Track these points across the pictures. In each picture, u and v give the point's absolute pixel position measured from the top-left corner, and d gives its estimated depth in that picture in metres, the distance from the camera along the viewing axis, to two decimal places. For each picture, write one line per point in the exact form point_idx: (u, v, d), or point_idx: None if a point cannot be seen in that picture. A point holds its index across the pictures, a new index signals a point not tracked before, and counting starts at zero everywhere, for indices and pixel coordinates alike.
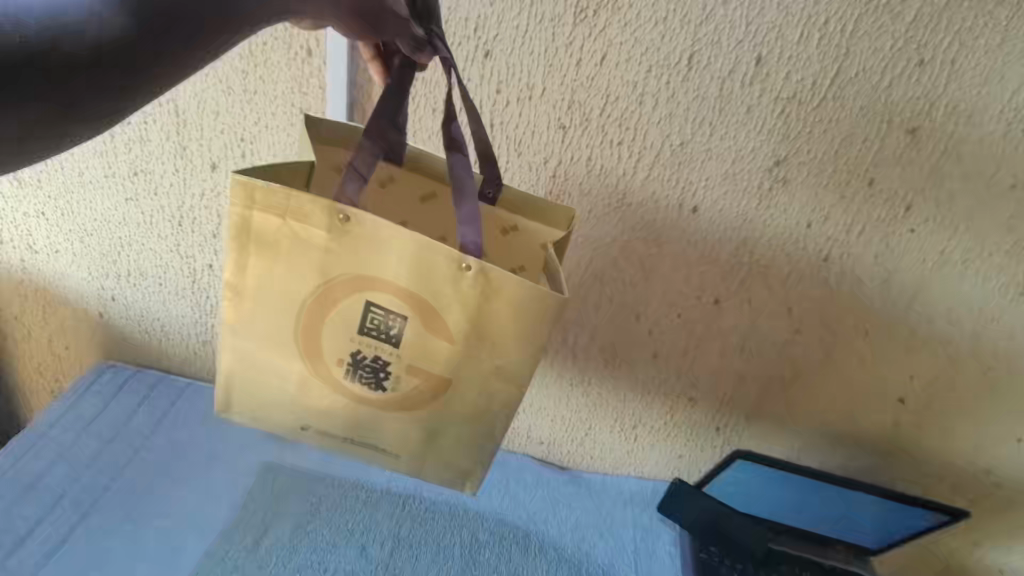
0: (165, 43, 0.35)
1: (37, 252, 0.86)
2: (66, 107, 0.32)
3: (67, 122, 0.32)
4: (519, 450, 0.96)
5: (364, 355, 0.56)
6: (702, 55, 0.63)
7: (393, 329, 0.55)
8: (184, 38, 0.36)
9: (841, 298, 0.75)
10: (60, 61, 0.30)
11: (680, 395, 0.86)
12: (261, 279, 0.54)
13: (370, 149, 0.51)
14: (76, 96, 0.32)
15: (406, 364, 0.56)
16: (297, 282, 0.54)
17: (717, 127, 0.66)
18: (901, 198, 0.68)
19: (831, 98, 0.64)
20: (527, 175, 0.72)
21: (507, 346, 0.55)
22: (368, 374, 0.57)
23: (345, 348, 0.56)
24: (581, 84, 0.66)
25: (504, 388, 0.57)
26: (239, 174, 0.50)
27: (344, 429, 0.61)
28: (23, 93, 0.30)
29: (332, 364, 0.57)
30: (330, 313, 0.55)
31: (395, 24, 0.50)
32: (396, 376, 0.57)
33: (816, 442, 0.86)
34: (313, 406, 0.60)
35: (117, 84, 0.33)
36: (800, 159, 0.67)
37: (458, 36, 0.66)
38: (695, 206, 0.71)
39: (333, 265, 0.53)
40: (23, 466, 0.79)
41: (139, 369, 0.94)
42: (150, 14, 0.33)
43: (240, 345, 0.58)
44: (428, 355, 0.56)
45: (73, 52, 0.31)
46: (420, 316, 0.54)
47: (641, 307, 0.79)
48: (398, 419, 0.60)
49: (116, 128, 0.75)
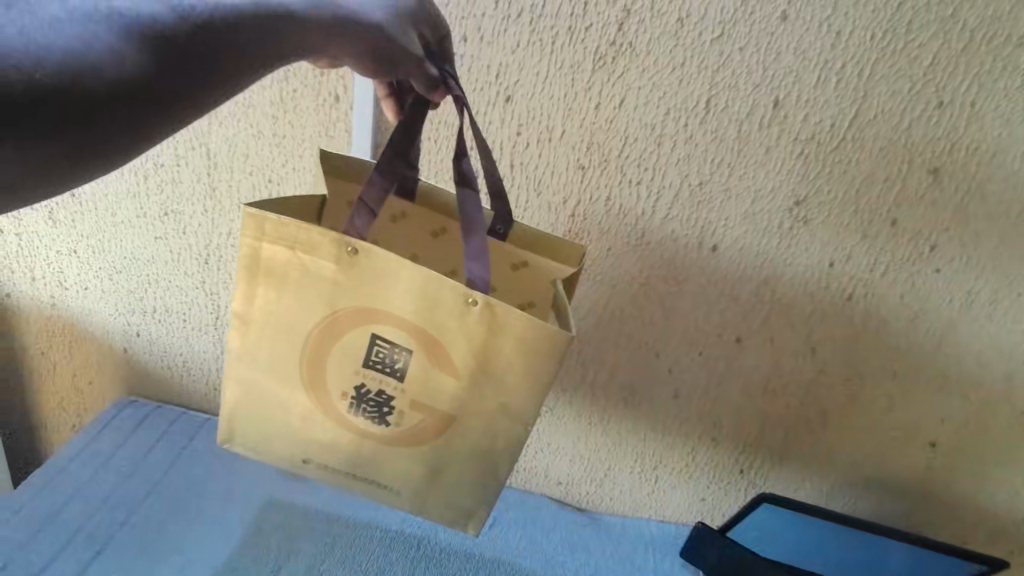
0: (181, 79, 0.36)
1: (67, 289, 0.88)
2: (82, 143, 0.33)
3: (85, 156, 0.33)
4: (536, 490, 0.94)
5: (368, 389, 0.56)
6: (720, 99, 0.64)
7: (398, 363, 0.55)
8: (199, 74, 0.37)
9: (866, 337, 0.73)
10: (79, 97, 0.32)
11: (702, 436, 0.84)
12: (269, 311, 0.55)
13: (380, 185, 0.53)
14: (95, 131, 0.33)
15: (410, 400, 0.56)
16: (304, 313, 0.54)
17: (737, 168, 0.67)
18: (925, 237, 0.67)
19: (850, 139, 0.64)
20: (547, 215, 0.73)
21: (515, 381, 0.54)
22: (371, 409, 0.57)
23: (349, 381, 0.56)
24: (600, 127, 0.68)
25: (518, 426, 0.56)
26: (250, 207, 0.52)
27: (347, 465, 0.60)
28: (40, 130, 0.31)
29: (336, 397, 0.57)
30: (336, 346, 0.55)
31: (411, 66, 0.51)
32: (399, 411, 0.57)
33: (845, 487, 0.83)
34: (317, 439, 0.60)
35: (135, 119, 0.35)
36: (820, 199, 0.67)
37: (480, 82, 0.68)
38: (715, 244, 0.71)
39: (339, 296, 0.53)
40: (41, 501, 0.79)
41: (159, 405, 0.95)
42: (168, 53, 0.35)
43: (249, 376, 0.58)
44: (432, 391, 0.55)
45: (92, 88, 0.32)
46: (425, 350, 0.54)
47: (661, 345, 0.79)
48: (412, 457, 0.59)
49: (150, 169, 0.78)
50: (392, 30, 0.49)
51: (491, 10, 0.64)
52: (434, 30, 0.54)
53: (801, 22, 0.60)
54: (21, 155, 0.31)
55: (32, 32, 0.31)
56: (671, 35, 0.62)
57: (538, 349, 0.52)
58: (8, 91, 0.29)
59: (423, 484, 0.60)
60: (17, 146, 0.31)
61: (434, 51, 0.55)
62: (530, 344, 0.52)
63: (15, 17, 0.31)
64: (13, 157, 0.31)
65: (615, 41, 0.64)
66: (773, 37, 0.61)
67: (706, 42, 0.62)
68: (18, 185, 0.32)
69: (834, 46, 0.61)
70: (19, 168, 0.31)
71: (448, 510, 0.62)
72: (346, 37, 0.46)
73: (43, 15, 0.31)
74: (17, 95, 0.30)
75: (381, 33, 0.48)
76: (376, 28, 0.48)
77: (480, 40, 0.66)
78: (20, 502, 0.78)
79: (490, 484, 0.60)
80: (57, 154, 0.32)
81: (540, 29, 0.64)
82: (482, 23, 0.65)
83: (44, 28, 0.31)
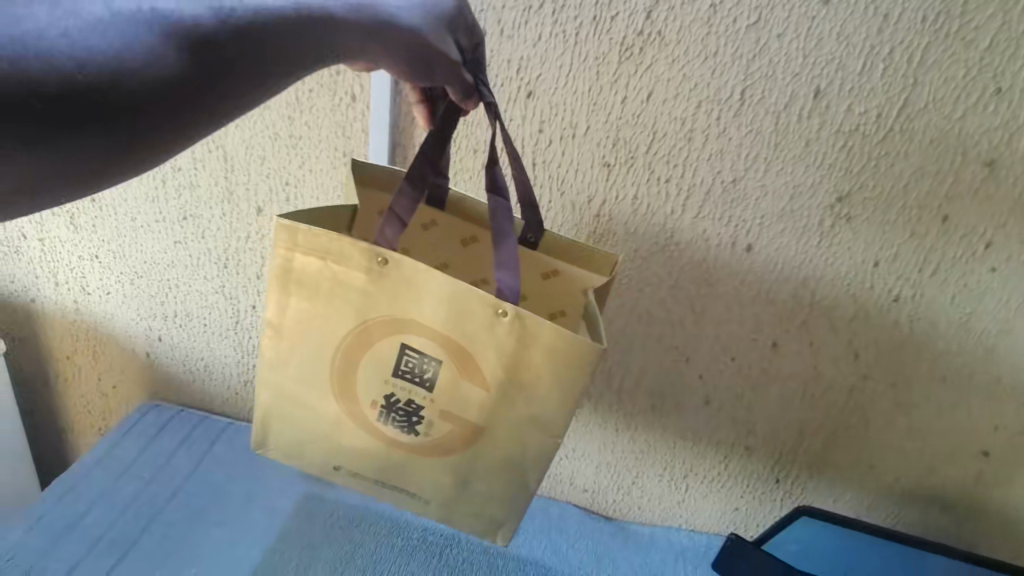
0: (213, 86, 0.34)
1: (90, 294, 0.89)
2: (116, 145, 0.31)
3: (118, 159, 0.32)
4: (561, 498, 0.91)
5: (398, 399, 0.54)
6: (756, 89, 0.60)
7: (427, 373, 0.53)
8: (227, 83, 0.35)
9: (913, 341, 0.69)
10: (116, 99, 0.30)
11: (736, 443, 0.80)
12: (301, 320, 0.53)
13: (410, 195, 0.51)
14: (127, 135, 0.31)
15: (439, 410, 0.54)
16: (334, 322, 0.53)
17: (773, 163, 0.63)
18: (980, 234, 0.62)
19: (898, 130, 0.60)
20: (570, 215, 0.70)
21: (546, 392, 0.51)
22: (401, 418, 0.55)
23: (379, 391, 0.54)
24: (627, 121, 0.64)
25: (546, 439, 0.53)
26: (282, 218, 0.50)
27: (376, 476, 0.59)
28: (74, 128, 0.29)
29: (366, 407, 0.55)
30: (363, 356, 0.53)
31: (444, 73, 0.47)
32: (428, 421, 0.54)
33: (888, 499, 0.79)
34: (346, 447, 0.58)
35: (165, 125, 0.33)
36: (864, 194, 0.63)
37: (501, 77, 0.65)
38: (750, 244, 0.68)
39: (370, 306, 0.51)
40: (66, 505, 0.79)
41: (181, 409, 0.94)
42: (205, 51, 0.33)
43: (280, 384, 0.57)
44: (462, 402, 0.53)
45: (130, 91, 0.30)
46: (455, 363, 0.52)
47: (692, 351, 0.75)
48: (437, 471, 0.57)
49: (169, 173, 0.77)
50: (427, 36, 0.45)
51: (511, 2, 0.62)
52: (468, 36, 0.50)
53: (845, 5, 0.56)
54: (48, 156, 0.29)
55: (76, 33, 0.28)
56: (703, 23, 0.59)
57: (569, 362, 0.49)
58: (46, 88, 0.28)
59: (446, 498, 0.58)
60: (51, 148, 0.29)
61: (470, 58, 0.51)
62: (564, 356, 0.49)
63: (60, 17, 0.28)
64: (38, 156, 0.29)
65: (642, 30, 0.60)
66: (813, 23, 0.57)
67: (741, 29, 0.58)
68: (42, 183, 0.30)
69: (880, 31, 0.56)
70: (43, 170, 0.30)
71: (471, 524, 0.60)
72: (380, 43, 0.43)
73: (86, 15, 0.29)
74: (55, 92, 0.28)
75: (416, 37, 0.44)
76: (413, 35, 0.44)
77: (500, 33, 0.63)
78: (48, 505, 0.79)
79: (515, 501, 0.57)
80: (89, 158, 0.30)
81: (563, 20, 0.61)
82: (502, 15, 0.62)
83: (87, 30, 0.29)
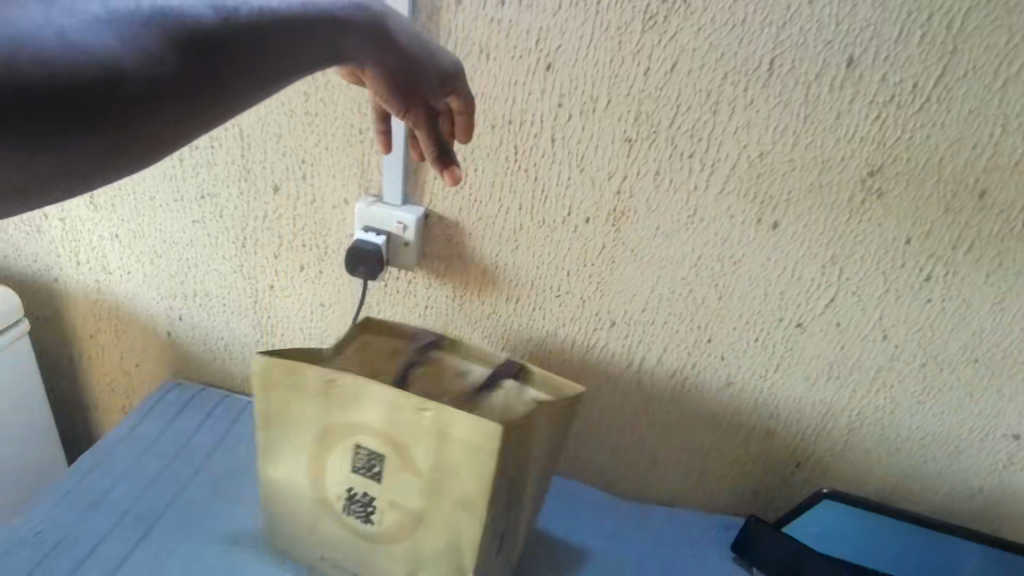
0: (225, 74, 0.32)
1: (111, 273, 0.90)
2: (124, 141, 0.28)
3: (125, 154, 0.29)
4: (578, 479, 0.90)
5: (356, 492, 0.63)
6: (786, 59, 0.58)
7: (376, 468, 0.61)
8: (237, 69, 0.32)
9: (944, 322, 0.67)
10: (123, 93, 0.27)
11: (757, 425, 0.79)
12: (290, 450, 0.65)
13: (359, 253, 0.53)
14: (134, 130, 0.28)
15: (387, 499, 0.62)
16: (303, 431, 0.63)
17: (802, 137, 0.61)
18: (1019, 210, 0.60)
19: (934, 100, 0.57)
20: (589, 192, 0.69)
21: (470, 482, 0.57)
22: (359, 508, 0.63)
23: (341, 482, 0.63)
24: (649, 94, 0.62)
25: (472, 523, 0.58)
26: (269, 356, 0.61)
27: (346, 542, 0.66)
28: (79, 126, 0.26)
29: (334, 496, 0.64)
30: (334, 428, 0.61)
31: (432, 87, 0.54)
32: (381, 511, 0.62)
33: (912, 483, 0.77)
34: (319, 513, 0.66)
35: (175, 118, 0.30)
36: (897, 168, 0.60)
37: (519, 49, 0.63)
38: (775, 221, 0.66)
39: (330, 423, 0.61)
40: (93, 482, 0.80)
41: (203, 388, 0.96)
42: (211, 38, 0.31)
43: (274, 483, 0.68)
44: (404, 493, 0.61)
45: (138, 87, 0.28)
46: (395, 452, 0.59)
47: (714, 331, 0.74)
48: (397, 542, 0.63)
49: (186, 152, 0.77)
50: (420, 52, 0.52)
51: None
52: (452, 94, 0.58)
53: None
54: (50, 157, 0.26)
55: (72, 30, 0.26)
56: None
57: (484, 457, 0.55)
58: (44, 86, 0.25)
59: (412, 561, 0.63)
60: (55, 149, 0.26)
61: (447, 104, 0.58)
62: (486, 451, 0.54)
63: (55, 13, 0.26)
64: (40, 156, 0.26)
65: None
66: None
67: None
68: (42, 183, 0.27)
69: None
70: (44, 169, 0.27)
71: None
72: (386, 48, 0.48)
73: (82, 9, 0.26)
74: (54, 88, 0.25)
75: (417, 60, 0.51)
76: (412, 51, 0.51)
77: (519, 3, 0.61)
78: (74, 482, 0.80)
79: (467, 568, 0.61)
80: (94, 156, 0.28)
81: None
82: None
83: (83, 27, 0.26)
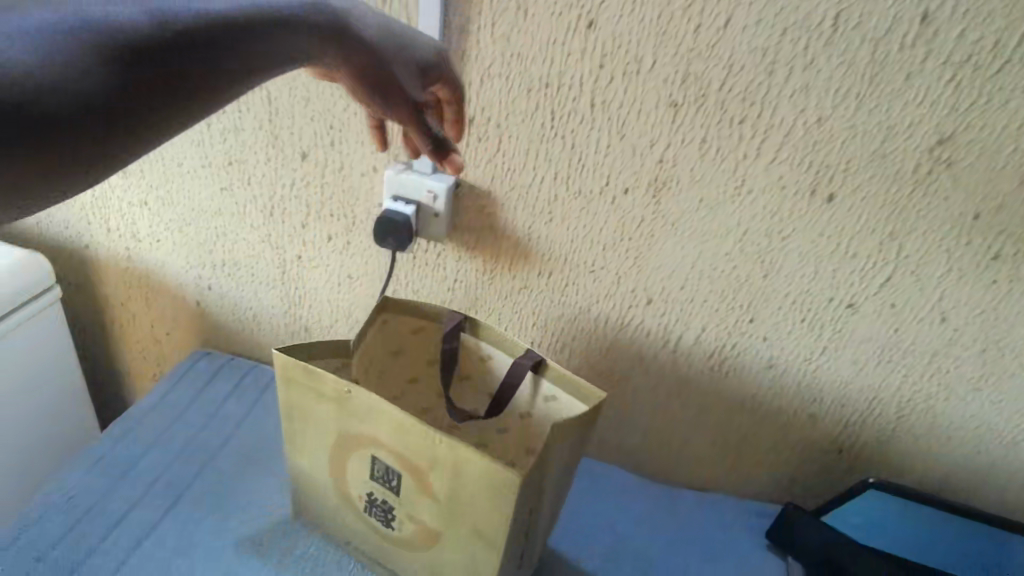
0: (169, 81, 0.35)
1: (141, 241, 0.89)
2: (72, 153, 0.32)
3: (73, 165, 0.32)
4: (608, 460, 0.88)
5: (375, 496, 0.62)
6: (852, 13, 0.53)
7: (392, 481, 0.59)
8: (178, 79, 0.35)
9: (1011, 304, 0.62)
10: (58, 109, 0.30)
11: (798, 409, 0.76)
12: (311, 448, 0.64)
13: None
14: (77, 144, 0.32)
15: (406, 511, 0.61)
16: (322, 434, 0.62)
17: (866, 101, 0.56)
18: None
19: (1018, 59, 0.52)
20: (630, 161, 0.65)
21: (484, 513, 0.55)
22: (380, 512, 0.63)
23: (361, 486, 0.63)
24: (699, 54, 0.58)
25: (487, 549, 0.57)
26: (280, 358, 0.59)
27: (369, 538, 0.67)
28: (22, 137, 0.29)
29: (355, 497, 0.64)
30: (350, 431, 0.59)
31: (414, 79, 0.54)
32: (400, 519, 0.62)
33: (962, 474, 0.73)
34: (343, 509, 0.67)
35: (121, 127, 0.33)
36: (970, 136, 0.56)
37: (560, 5, 0.59)
38: (831, 193, 0.61)
39: (348, 436, 0.60)
40: (124, 449, 0.81)
41: (232, 358, 0.96)
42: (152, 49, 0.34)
43: (298, 474, 0.68)
44: (421, 508, 0.59)
45: (77, 99, 0.31)
46: (411, 471, 0.57)
47: (757, 310, 0.70)
48: (416, 550, 0.63)
49: (213, 117, 0.76)
50: (392, 45, 0.52)
51: None
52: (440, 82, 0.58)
53: None
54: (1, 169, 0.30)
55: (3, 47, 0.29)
56: None
57: (501, 497, 0.53)
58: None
59: (429, 564, 0.63)
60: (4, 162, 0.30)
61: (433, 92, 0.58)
62: (498, 480, 0.52)
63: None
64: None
65: None
66: None
67: None
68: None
69: None
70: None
71: None
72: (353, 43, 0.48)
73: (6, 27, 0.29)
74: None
75: (391, 52, 0.51)
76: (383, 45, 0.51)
77: None
78: (107, 448, 0.81)
79: None
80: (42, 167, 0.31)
81: None
82: None
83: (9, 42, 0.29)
